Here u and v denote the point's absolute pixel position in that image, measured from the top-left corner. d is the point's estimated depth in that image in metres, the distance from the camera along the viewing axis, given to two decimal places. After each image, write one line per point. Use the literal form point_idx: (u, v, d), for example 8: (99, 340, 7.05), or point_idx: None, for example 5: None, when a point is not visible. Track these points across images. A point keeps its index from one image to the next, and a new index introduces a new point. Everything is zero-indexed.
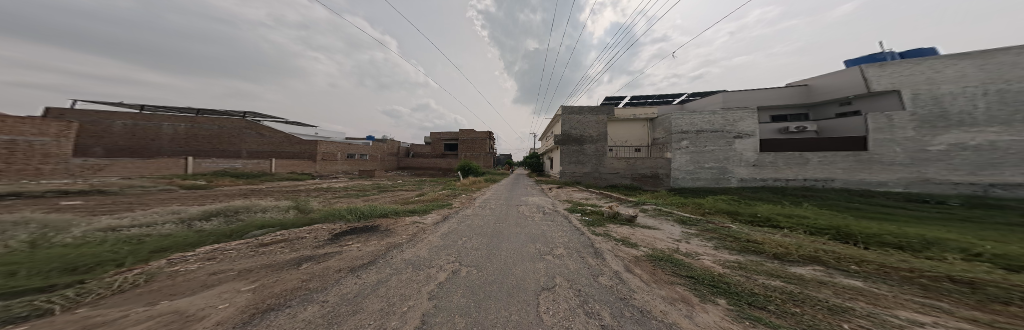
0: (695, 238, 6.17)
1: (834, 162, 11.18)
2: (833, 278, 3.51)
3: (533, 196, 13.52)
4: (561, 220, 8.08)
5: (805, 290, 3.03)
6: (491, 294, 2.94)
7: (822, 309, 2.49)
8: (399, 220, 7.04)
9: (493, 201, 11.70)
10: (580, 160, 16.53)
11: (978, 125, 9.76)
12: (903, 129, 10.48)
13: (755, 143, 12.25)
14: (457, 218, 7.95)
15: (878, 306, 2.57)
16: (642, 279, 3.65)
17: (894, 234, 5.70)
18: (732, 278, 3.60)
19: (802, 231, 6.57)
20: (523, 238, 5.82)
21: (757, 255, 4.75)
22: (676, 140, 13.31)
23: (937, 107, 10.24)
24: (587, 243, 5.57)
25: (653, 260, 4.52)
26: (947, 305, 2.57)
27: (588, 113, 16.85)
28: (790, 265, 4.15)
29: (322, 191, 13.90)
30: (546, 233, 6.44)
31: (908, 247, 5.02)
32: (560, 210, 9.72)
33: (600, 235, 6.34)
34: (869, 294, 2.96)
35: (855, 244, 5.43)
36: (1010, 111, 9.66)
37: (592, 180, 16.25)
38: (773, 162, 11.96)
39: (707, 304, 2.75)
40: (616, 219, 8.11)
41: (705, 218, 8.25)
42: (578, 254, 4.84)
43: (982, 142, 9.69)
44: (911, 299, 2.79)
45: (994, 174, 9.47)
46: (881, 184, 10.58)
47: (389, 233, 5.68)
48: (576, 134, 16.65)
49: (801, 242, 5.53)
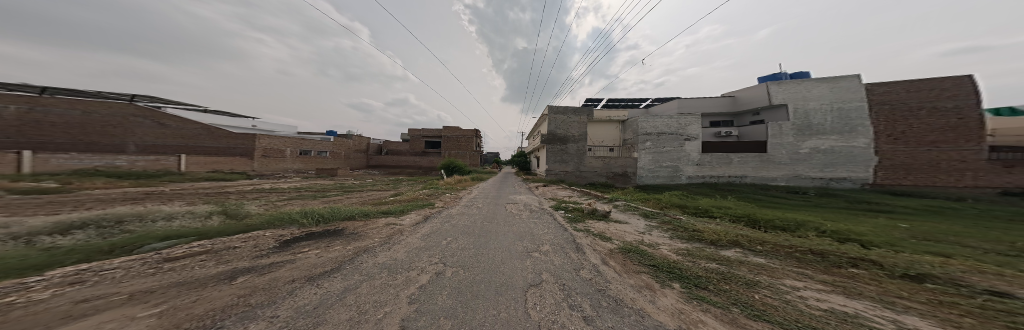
0: (655, 229, 6.12)
1: (748, 162, 13.65)
2: (746, 257, 3.94)
3: (517, 195, 12.89)
4: (542, 217, 7.73)
5: (730, 269, 3.33)
6: (481, 292, 2.49)
7: (742, 284, 2.80)
8: (371, 222, 6.26)
9: (473, 200, 11.01)
10: (563, 158, 16.32)
11: (827, 133, 13.26)
12: (786, 136, 13.49)
13: (698, 145, 13.88)
14: (440, 217, 7.32)
15: (774, 278, 3.05)
16: (612, 269, 3.45)
17: (781, 218, 6.68)
18: (683, 264, 3.61)
19: (726, 218, 7.12)
20: (511, 236, 5.42)
21: (700, 242, 4.92)
22: (642, 141, 14.09)
23: (807, 120, 13.50)
24: (569, 239, 5.30)
25: (624, 252, 4.28)
26: (810, 272, 3.32)
27: (573, 114, 16.75)
28: (720, 249, 4.46)
29: (274, 192, 12.01)
30: (534, 230, 6.03)
31: (788, 227, 5.93)
32: (544, 208, 9.37)
33: (581, 231, 6.02)
34: (769, 268, 3.46)
35: (758, 228, 6.08)
36: (846, 124, 13.18)
37: (574, 179, 16.12)
38: (711, 161, 13.81)
39: (665, 288, 2.70)
40: (594, 215, 7.81)
41: (661, 211, 8.40)
42: (561, 249, 4.49)
43: (828, 147, 13.26)
44: (793, 269, 3.42)
45: (833, 172, 13.20)
46: (774, 180, 13.44)
47: (359, 237, 4.80)
48: (562, 133, 16.56)
49: (727, 228, 5.93)
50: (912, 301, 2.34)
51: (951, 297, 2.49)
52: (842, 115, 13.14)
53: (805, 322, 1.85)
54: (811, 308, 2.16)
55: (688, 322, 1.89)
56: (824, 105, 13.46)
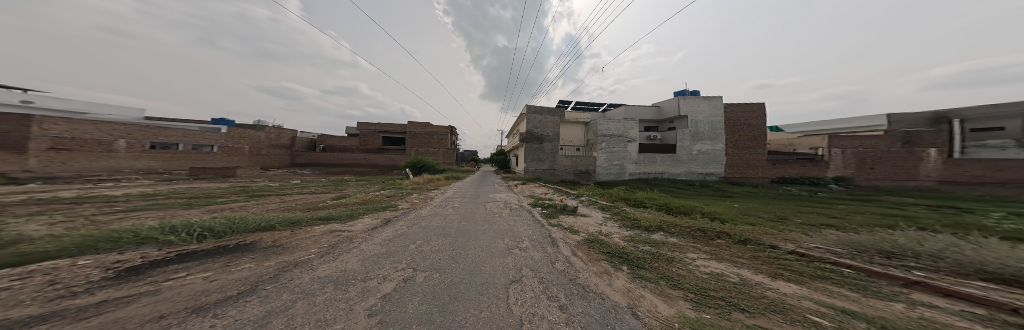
0: (609, 220, 5.92)
1: (660, 161, 14.51)
2: (655, 236, 4.32)
3: (495, 191, 11.14)
4: (520, 213, 6.65)
5: (667, 251, 3.48)
6: (458, 294, 1.85)
7: (660, 259, 3.18)
8: (313, 228, 3.86)
9: (449, 193, 9.45)
10: (538, 157, 16.17)
11: (703, 139, 14.20)
12: (697, 142, 14.24)
13: (634, 147, 14.55)
14: (407, 219, 4.91)
15: (685, 253, 3.39)
16: (578, 259, 3.18)
17: (705, 204, 6.77)
18: (628, 248, 3.69)
19: (652, 206, 6.95)
20: (492, 234, 4.45)
21: (639, 229, 4.87)
22: (601, 141, 14.15)
23: (704, 128, 14.17)
24: (546, 236, 4.50)
25: (589, 242, 4.07)
26: (687, 242, 3.95)
27: (548, 115, 16.47)
28: (652, 233, 4.54)
29: (88, 202, 6.25)
30: (515, 228, 5.05)
31: (673, 208, 6.38)
32: (512, 204, 8.32)
33: (555, 226, 5.34)
34: (675, 245, 3.77)
35: (670, 213, 6.17)
36: (720, 133, 14.29)
37: (552, 176, 15.87)
38: (648, 159, 14.54)
39: (618, 271, 2.75)
40: (565, 210, 7.09)
41: (610, 203, 7.95)
42: (540, 244, 3.93)
43: (697, 150, 14.27)
44: (696, 245, 3.75)
45: (673, 168, 14.41)
46: (678, 175, 14.42)
47: (290, 251, 2.71)
48: (538, 134, 16.28)
49: (655, 215, 5.89)
50: (741, 257, 3.16)
51: (798, 261, 2.90)
52: (712, 128, 14.14)
53: (700, 284, 2.37)
54: (693, 272, 2.73)
55: (641, 304, 1.87)
56: (704, 117, 14.22)
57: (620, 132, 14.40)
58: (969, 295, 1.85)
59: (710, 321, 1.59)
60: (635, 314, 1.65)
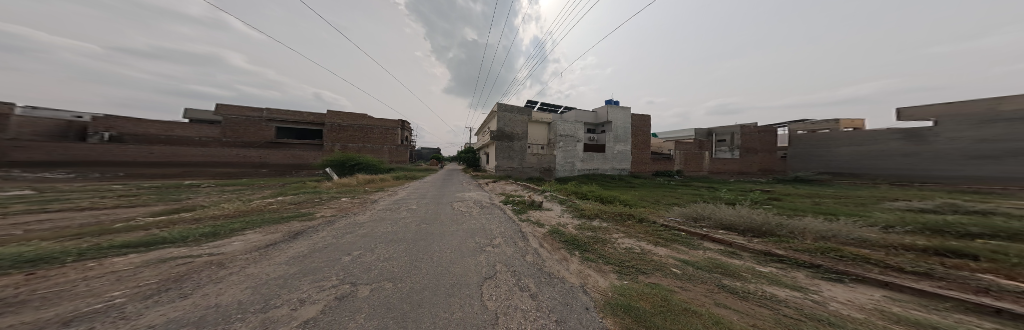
0: (567, 212, 5.99)
1: (593, 158, 16.71)
2: (591, 222, 4.91)
3: (459, 189, 9.84)
4: (488, 211, 5.85)
5: (609, 236, 3.95)
6: (425, 300, 1.55)
7: (593, 240, 3.78)
8: (65, 274, 1.69)
9: (399, 196, 7.79)
10: (508, 154, 15.75)
11: (622, 141, 17.24)
12: (620, 143, 17.13)
13: (581, 146, 16.59)
14: (331, 229, 3.59)
15: (617, 235, 4.03)
16: (543, 249, 3.34)
17: (639, 195, 7.88)
18: (582, 235, 4.08)
19: (597, 199, 7.60)
20: (460, 231, 3.87)
21: (590, 218, 5.27)
22: (558, 141, 16.01)
23: (623, 131, 17.25)
24: (517, 231, 4.21)
25: (552, 233, 4.17)
26: (609, 224, 4.70)
27: (518, 113, 16.22)
28: (601, 221, 5.01)
29: None
30: (484, 225, 4.48)
31: (610, 200, 7.28)
32: (478, 200, 7.44)
33: (525, 220, 5.10)
34: (600, 229, 4.41)
35: (607, 203, 7.02)
36: (634, 136, 17.69)
37: (521, 174, 15.85)
38: (586, 157, 16.60)
39: (573, 256, 3.14)
40: (533, 205, 6.84)
41: (566, 197, 8.21)
42: (511, 240, 3.71)
43: (619, 150, 17.10)
44: (615, 228, 4.44)
45: (602, 165, 16.83)
46: (605, 171, 16.87)
47: (24, 308, 1.18)
48: (508, 132, 15.85)
49: (597, 206, 6.49)
50: (641, 235, 4.00)
51: (664, 230, 4.05)
52: (626, 131, 17.31)
53: (619, 258, 3.08)
54: (616, 248, 3.42)
55: (589, 283, 2.31)
56: (622, 123, 17.37)
57: (570, 133, 16.35)
58: (710, 235, 3.44)
59: (620, 285, 2.30)
60: (583, 290, 2.09)
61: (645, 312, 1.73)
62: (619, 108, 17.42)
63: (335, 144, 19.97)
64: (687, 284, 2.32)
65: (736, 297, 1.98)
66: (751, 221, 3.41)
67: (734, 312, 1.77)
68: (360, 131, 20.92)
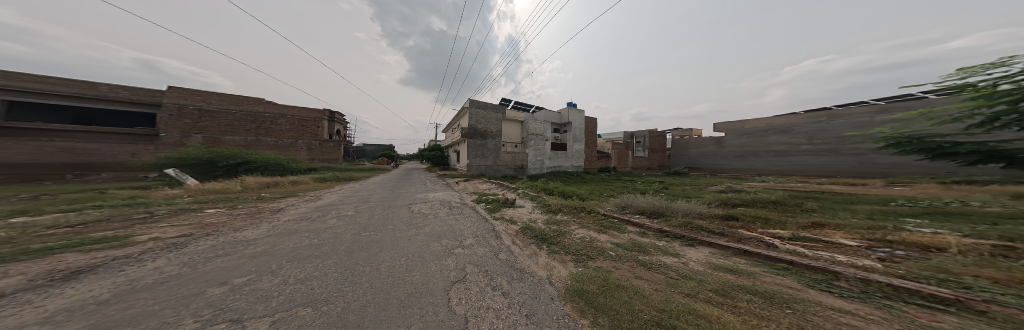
0: (537, 208, 6.14)
1: (557, 157, 17.84)
2: (556, 216, 5.24)
3: (426, 190, 8.97)
4: (459, 213, 5.23)
5: (570, 229, 4.25)
6: (379, 311, 1.32)
7: (557, 233, 4.04)
8: None
9: (345, 198, 6.52)
10: (482, 152, 15.54)
11: (580, 140, 18.92)
12: (578, 143, 18.80)
13: (549, 145, 17.52)
14: (180, 255, 2.07)
15: (577, 226, 4.39)
16: (516, 247, 3.38)
17: (595, 189, 8.78)
18: (553, 231, 4.20)
19: (560, 194, 8.15)
20: (424, 234, 3.33)
21: (557, 212, 5.58)
22: (530, 140, 16.54)
23: (581, 131, 19.03)
24: (492, 229, 4.13)
25: (525, 231, 4.20)
26: (569, 216, 5.14)
27: (492, 111, 16.01)
28: (565, 214, 5.37)
29: None
30: (454, 226, 4.01)
31: (571, 194, 7.93)
32: (448, 200, 6.93)
33: (498, 219, 5.01)
34: (562, 222, 4.73)
35: (567, 197, 7.65)
36: (591, 137, 19.85)
37: (494, 172, 15.93)
38: (552, 155, 17.56)
39: (542, 251, 3.27)
40: (506, 203, 6.66)
41: (536, 194, 8.40)
42: (486, 238, 3.57)
43: (578, 148, 18.77)
44: (571, 219, 4.90)
45: (566, 162, 18.21)
46: (569, 169, 18.34)
47: None
48: (482, 129, 15.56)
49: (563, 201, 6.87)
50: (594, 226, 4.31)
51: (603, 217, 4.74)
52: (583, 132, 19.21)
53: (577, 248, 3.36)
54: (573, 239, 3.75)
55: (555, 274, 2.51)
56: (580, 125, 19.15)
57: (540, 132, 17.10)
58: (630, 220, 4.30)
59: (578, 272, 2.58)
60: (549, 283, 2.26)
61: (593, 294, 2.02)
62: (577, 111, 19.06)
63: (190, 135, 14.28)
64: (618, 263, 2.76)
65: (639, 266, 2.57)
66: (656, 207, 4.54)
67: (647, 281, 2.21)
68: (247, 118, 15.75)
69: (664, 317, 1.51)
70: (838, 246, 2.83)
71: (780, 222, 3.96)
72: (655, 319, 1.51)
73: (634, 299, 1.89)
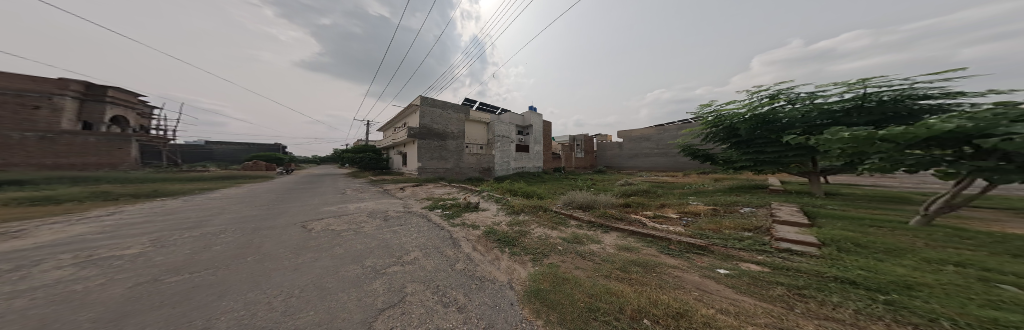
0: (504, 210, 6.02)
1: (521, 158, 18.28)
2: (518, 217, 5.27)
3: (368, 199, 7.57)
4: (404, 224, 4.58)
5: (532, 229, 4.32)
6: None
7: (518, 234, 4.07)
8: None
9: (232, 218, 4.75)
10: (440, 154, 14.50)
11: (540, 143, 19.94)
12: (538, 146, 19.81)
13: (514, 146, 17.76)
14: None
15: (538, 226, 4.44)
16: (476, 253, 3.20)
17: (552, 189, 9.22)
18: (517, 233, 4.12)
19: (521, 194, 8.29)
20: (344, 257, 2.63)
21: (521, 213, 5.64)
22: (496, 141, 16.39)
23: (540, 134, 20.19)
24: (445, 238, 3.78)
25: (489, 235, 4.05)
26: (528, 216, 5.30)
27: (451, 111, 15.06)
28: (525, 214, 5.48)
29: None
30: (390, 243, 3.39)
31: (530, 194, 8.17)
32: (396, 210, 6.04)
33: (456, 225, 4.65)
34: (522, 223, 4.80)
35: (525, 196, 7.96)
36: (548, 139, 21.32)
37: (454, 175, 15.06)
38: (516, 157, 17.86)
39: (503, 254, 3.20)
40: (468, 207, 6.26)
41: (504, 195, 8.31)
42: (426, 252, 3.10)
43: (539, 150, 19.79)
44: (530, 218, 5.09)
45: (528, 163, 18.89)
46: (531, 169, 19.07)
47: None
48: (439, 130, 14.52)
49: (527, 201, 6.96)
50: (552, 224, 4.49)
51: (553, 214, 5.06)
52: (543, 136, 20.45)
53: (532, 247, 3.45)
54: (532, 238, 3.81)
55: (514, 277, 2.48)
56: (540, 128, 20.33)
57: (506, 134, 17.15)
58: (571, 214, 4.83)
59: (535, 272, 2.61)
60: (508, 287, 2.19)
61: (546, 291, 2.06)
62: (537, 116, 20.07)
63: None
64: (564, 257, 2.96)
65: (577, 257, 2.83)
66: (591, 200, 5.24)
67: (582, 270, 2.43)
68: None
69: (592, 300, 1.67)
70: (669, 218, 4.13)
71: (645, 205, 5.31)
72: (587, 304, 1.64)
73: (574, 289, 2.03)
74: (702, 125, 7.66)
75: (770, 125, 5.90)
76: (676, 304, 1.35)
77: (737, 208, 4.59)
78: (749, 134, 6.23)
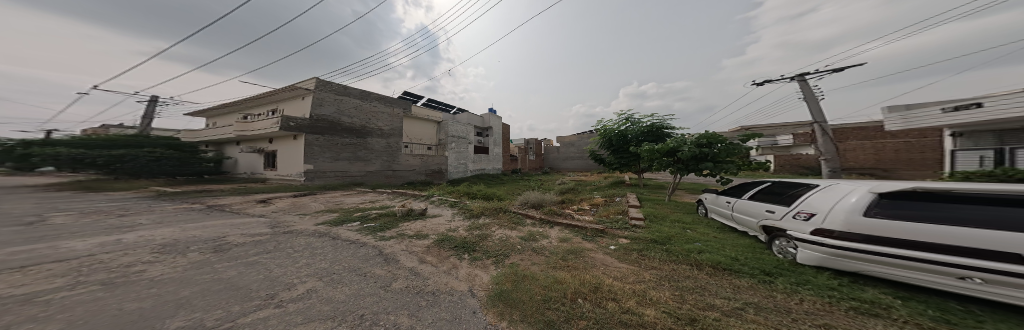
0: (463, 216, 5.63)
1: (478, 160, 17.63)
2: (478, 221, 5.06)
3: (194, 221, 4.37)
4: (285, 249, 2.86)
5: (490, 232, 4.22)
6: None
7: (477, 238, 3.90)
8: None
9: None
10: (365, 155, 11.48)
11: (496, 144, 19.86)
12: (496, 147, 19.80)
13: (472, 148, 17.16)
14: None
15: (504, 228, 4.40)
16: (427, 265, 2.80)
17: (505, 191, 9.04)
18: (477, 238, 3.95)
19: (483, 198, 7.93)
20: (85, 328, 1.06)
21: (480, 216, 5.43)
22: (450, 142, 15.41)
23: (499, 136, 20.28)
24: (365, 259, 2.70)
25: (444, 244, 3.62)
26: (484, 220, 5.12)
27: (380, 103, 12.27)
28: (484, 218, 5.27)
29: None
30: (239, 286, 1.72)
31: (488, 198, 7.92)
32: (262, 231, 3.78)
33: (387, 239, 3.75)
34: (484, 227, 4.58)
35: (475, 200, 7.61)
36: (505, 141, 21.48)
37: (384, 179, 12.13)
38: (474, 158, 17.22)
39: (459, 262, 2.97)
40: (409, 216, 5.32)
41: (459, 199, 7.79)
42: (323, 287, 1.80)
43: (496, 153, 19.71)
44: (486, 222, 4.95)
45: (486, 163, 18.49)
46: (488, 170, 18.65)
47: None
48: (356, 126, 11.18)
49: (489, 203, 6.72)
50: (514, 224, 4.52)
51: (516, 214, 5.18)
52: (501, 138, 20.66)
53: (494, 249, 3.41)
54: (494, 241, 3.76)
55: (475, 283, 2.34)
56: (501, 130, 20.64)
57: (462, 135, 16.36)
58: (528, 213, 5.05)
59: (498, 274, 2.55)
60: (470, 295, 2.03)
61: (509, 292, 2.04)
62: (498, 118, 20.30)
63: None
64: (524, 255, 3.03)
65: (532, 253, 3.01)
66: (542, 199, 5.69)
67: (537, 265, 2.60)
68: None
69: (545, 293, 1.82)
70: (581, 209, 5.38)
71: (568, 200, 6.28)
72: (540, 296, 1.80)
73: (531, 283, 2.13)
74: (597, 136, 9.97)
75: (624, 139, 9.12)
76: (596, 282, 1.96)
77: (615, 198, 6.71)
78: (615, 145, 9.35)
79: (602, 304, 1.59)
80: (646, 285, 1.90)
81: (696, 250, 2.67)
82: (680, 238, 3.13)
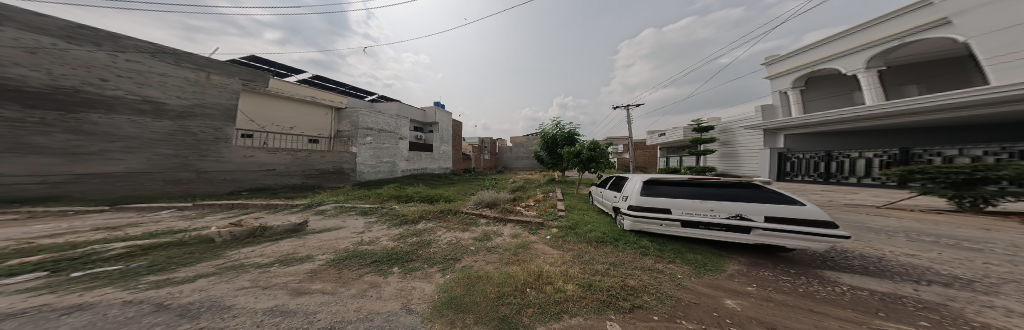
0: (379, 224, 4.82)
1: (418, 158, 15.66)
2: (416, 226, 4.60)
3: None
4: None
5: (438, 236, 3.97)
6: None
7: (418, 246, 3.55)
8: None
9: None
10: (71, 142, 5.11)
11: (442, 142, 18.26)
12: (442, 145, 18.28)
13: (405, 144, 14.70)
14: None
15: (445, 231, 4.19)
16: (331, 292, 2.04)
17: (454, 192, 8.37)
18: (405, 248, 3.48)
19: (427, 201, 7.14)
20: None
21: (409, 222, 4.85)
22: (362, 135, 11.87)
23: (446, 132, 18.87)
24: (110, 327, 1.28)
25: (371, 262, 2.90)
26: (417, 225, 4.65)
27: (154, 60, 6.26)
28: (412, 225, 4.70)
29: None
30: None
31: (431, 200, 7.22)
32: None
33: (183, 282, 2.07)
34: (431, 235, 4.06)
35: (416, 203, 6.90)
36: (453, 139, 20.06)
37: (160, 186, 6.16)
38: (411, 156, 15.08)
39: (384, 278, 2.50)
40: (255, 237, 3.66)
41: (376, 205, 6.58)
42: None
43: (442, 151, 18.12)
44: (427, 226, 4.56)
45: (428, 162, 16.58)
46: (429, 169, 16.74)
47: None
48: (8, 84, 4.73)
49: (419, 208, 6.03)
50: (456, 228, 4.33)
51: (466, 215, 5.07)
52: (449, 135, 19.29)
53: (444, 254, 3.24)
54: (441, 245, 3.58)
55: (412, 298, 2.06)
56: (448, 127, 19.27)
57: (392, 128, 13.50)
58: (480, 213, 5.12)
59: (447, 281, 2.48)
60: (405, 312, 1.74)
61: (461, 296, 2.03)
62: (444, 114, 18.87)
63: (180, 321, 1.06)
64: (478, 256, 3.08)
65: (486, 252, 3.13)
66: (495, 199, 5.85)
67: (490, 264, 2.74)
68: None
69: (497, 289, 2.03)
70: (518, 206, 5.91)
71: (513, 198, 6.69)
72: (496, 294, 1.94)
73: (483, 283, 2.24)
74: (538, 138, 11.13)
75: (553, 143, 10.85)
76: (539, 270, 2.33)
77: (547, 193, 7.78)
78: (547, 146, 10.97)
79: (543, 289, 1.92)
80: (567, 266, 2.40)
81: (591, 230, 3.63)
82: (584, 223, 4.09)
